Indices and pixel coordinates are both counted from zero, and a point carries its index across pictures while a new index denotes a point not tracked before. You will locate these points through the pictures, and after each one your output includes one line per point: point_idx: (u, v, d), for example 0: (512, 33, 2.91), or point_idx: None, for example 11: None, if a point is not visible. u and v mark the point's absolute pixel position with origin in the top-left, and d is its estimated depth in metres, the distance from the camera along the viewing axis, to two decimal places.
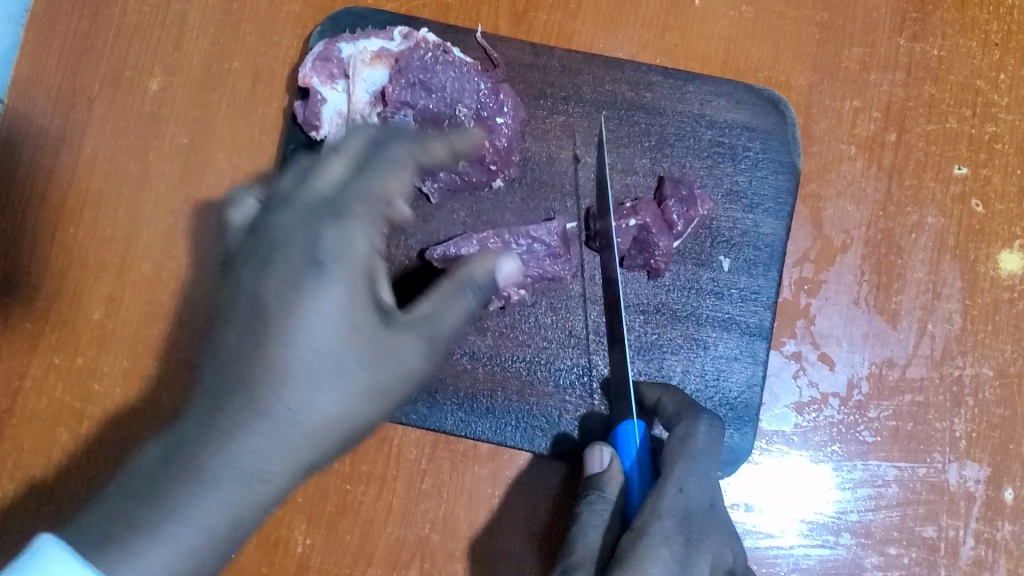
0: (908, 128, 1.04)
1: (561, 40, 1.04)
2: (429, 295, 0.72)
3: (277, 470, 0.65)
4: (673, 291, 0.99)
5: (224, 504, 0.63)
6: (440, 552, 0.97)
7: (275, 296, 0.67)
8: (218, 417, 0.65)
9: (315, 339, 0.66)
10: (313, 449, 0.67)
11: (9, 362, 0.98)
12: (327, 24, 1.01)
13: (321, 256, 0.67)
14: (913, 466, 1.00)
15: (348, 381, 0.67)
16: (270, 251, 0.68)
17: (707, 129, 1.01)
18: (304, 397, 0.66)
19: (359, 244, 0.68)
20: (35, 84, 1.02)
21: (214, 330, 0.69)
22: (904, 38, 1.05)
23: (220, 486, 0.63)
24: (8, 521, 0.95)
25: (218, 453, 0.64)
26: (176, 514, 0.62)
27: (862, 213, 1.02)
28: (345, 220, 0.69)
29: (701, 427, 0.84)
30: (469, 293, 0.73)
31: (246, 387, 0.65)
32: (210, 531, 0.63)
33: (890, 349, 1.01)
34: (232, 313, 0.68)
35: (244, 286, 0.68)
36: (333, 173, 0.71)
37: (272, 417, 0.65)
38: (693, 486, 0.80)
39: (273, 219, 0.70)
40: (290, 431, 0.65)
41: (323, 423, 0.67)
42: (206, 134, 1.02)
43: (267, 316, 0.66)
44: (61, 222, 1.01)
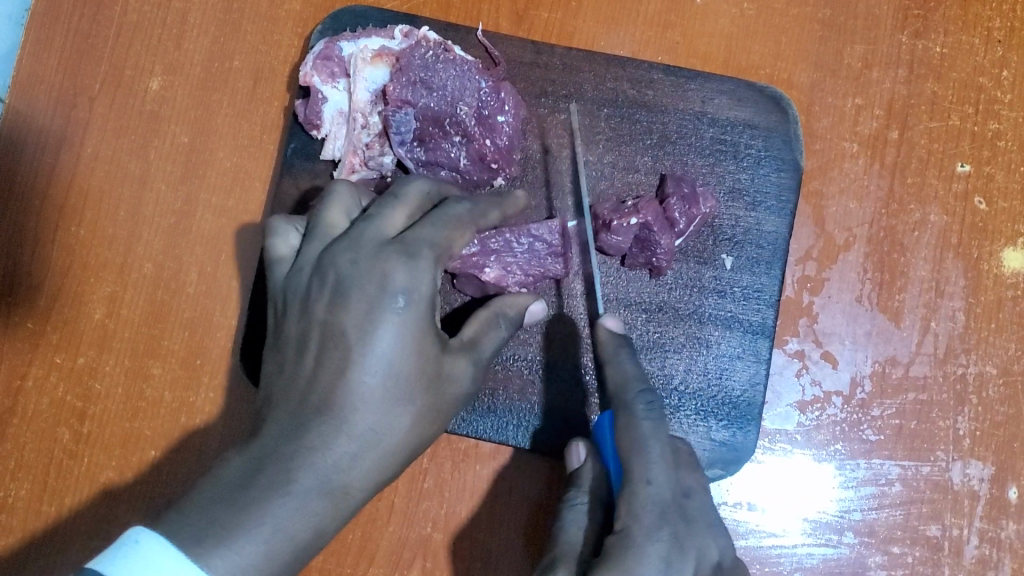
0: (911, 125, 1.03)
1: (562, 38, 1.03)
2: (470, 325, 0.82)
3: (358, 484, 0.71)
4: (675, 289, 0.98)
5: (309, 516, 0.68)
6: (442, 552, 0.97)
7: (352, 327, 0.72)
8: (302, 435, 0.70)
9: (388, 364, 0.72)
10: (384, 464, 0.73)
11: (11, 361, 0.98)
12: (327, 23, 1.00)
13: (395, 289, 0.73)
14: (917, 464, 1.00)
15: (416, 402, 0.74)
16: (339, 284, 0.73)
17: (708, 127, 1.00)
18: (380, 417, 0.72)
19: (427, 279, 0.75)
20: (37, 83, 1.02)
21: (287, 357, 0.75)
22: (906, 35, 1.04)
23: (306, 496, 0.68)
24: (10, 520, 0.95)
25: (305, 466, 0.69)
26: (260, 525, 0.65)
27: (864, 211, 1.02)
28: (415, 258, 0.75)
29: (641, 416, 0.79)
30: (503, 326, 0.84)
31: (328, 408, 0.71)
32: (295, 542, 0.67)
33: (893, 347, 1.01)
34: (307, 341, 0.73)
35: (315, 318, 0.74)
36: (395, 220, 0.79)
37: (354, 438, 0.71)
38: (659, 473, 0.76)
39: (339, 256, 0.75)
40: (369, 448, 0.72)
41: (396, 440, 0.73)
42: (207, 133, 1.02)
43: (345, 344, 0.72)
44: (63, 222, 1.01)
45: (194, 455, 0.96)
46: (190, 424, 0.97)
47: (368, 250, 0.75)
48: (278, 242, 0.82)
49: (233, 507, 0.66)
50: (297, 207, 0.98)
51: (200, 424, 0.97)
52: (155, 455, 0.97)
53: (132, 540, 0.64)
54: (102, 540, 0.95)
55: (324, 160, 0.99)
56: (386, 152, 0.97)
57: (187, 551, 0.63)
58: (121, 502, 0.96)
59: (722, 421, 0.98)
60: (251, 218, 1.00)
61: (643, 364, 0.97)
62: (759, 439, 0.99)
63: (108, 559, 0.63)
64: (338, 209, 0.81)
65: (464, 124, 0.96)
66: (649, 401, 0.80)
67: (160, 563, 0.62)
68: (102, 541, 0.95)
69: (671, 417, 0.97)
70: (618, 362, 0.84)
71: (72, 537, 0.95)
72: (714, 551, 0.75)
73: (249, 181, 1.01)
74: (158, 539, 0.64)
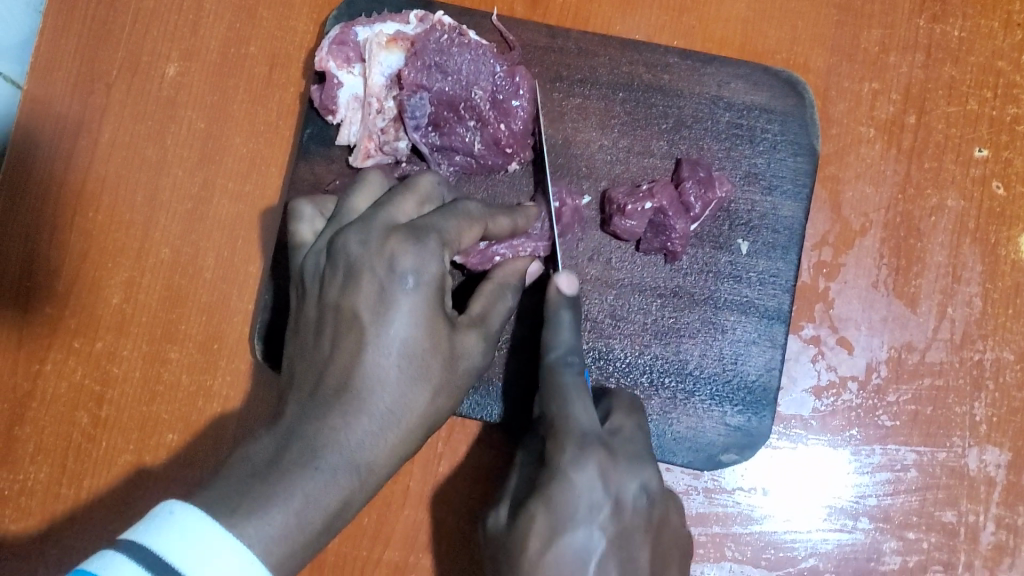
0: (928, 110, 1.03)
1: (577, 23, 1.03)
2: (478, 300, 0.82)
3: (383, 462, 0.73)
4: (690, 274, 0.98)
5: (337, 490, 0.70)
6: (456, 535, 0.97)
7: (365, 310, 0.73)
8: (323, 415, 0.71)
9: (401, 344, 0.73)
10: (406, 441, 0.74)
11: (31, 346, 0.99)
12: (343, 8, 1.01)
13: (403, 270, 0.73)
14: (932, 450, 0.99)
15: (432, 379, 0.75)
16: (350, 268, 0.74)
17: (724, 112, 1.00)
18: (397, 395, 0.73)
19: (435, 261, 0.75)
20: (54, 69, 1.03)
21: (305, 342, 0.76)
22: (924, 19, 1.04)
23: (330, 473, 0.69)
24: (31, 501, 0.96)
25: (326, 444, 0.70)
26: (291, 497, 0.67)
27: (881, 196, 1.02)
28: (422, 241, 0.75)
29: (565, 375, 0.83)
30: (508, 295, 0.84)
31: (347, 390, 0.72)
32: (324, 514, 0.68)
33: (910, 333, 1.00)
34: (323, 324, 0.75)
35: (330, 302, 0.75)
36: (407, 208, 0.79)
37: (375, 417, 0.72)
38: (580, 410, 0.80)
39: (350, 239, 0.75)
40: (390, 425, 0.73)
41: (415, 417, 0.74)
42: (224, 119, 1.02)
43: (359, 326, 0.73)
44: (80, 208, 1.02)
45: (211, 438, 0.97)
46: (206, 408, 0.98)
47: (377, 234, 0.75)
48: (301, 227, 0.84)
49: (264, 482, 0.67)
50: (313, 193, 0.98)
51: (217, 408, 0.98)
52: (173, 438, 0.98)
53: (166, 512, 0.63)
54: (121, 522, 0.96)
55: (339, 145, 0.99)
56: (401, 136, 0.97)
57: (221, 520, 0.63)
58: (139, 485, 0.97)
59: (737, 406, 0.98)
60: (267, 203, 1.01)
61: (658, 348, 0.97)
62: (774, 424, 0.99)
63: (141, 529, 0.62)
64: (362, 196, 0.83)
65: (479, 109, 0.96)
66: (574, 362, 0.84)
67: (198, 533, 0.62)
68: (122, 522, 0.96)
69: (687, 402, 0.97)
70: (557, 325, 0.85)
71: (92, 520, 0.96)
72: (635, 484, 0.78)
73: (265, 167, 1.01)
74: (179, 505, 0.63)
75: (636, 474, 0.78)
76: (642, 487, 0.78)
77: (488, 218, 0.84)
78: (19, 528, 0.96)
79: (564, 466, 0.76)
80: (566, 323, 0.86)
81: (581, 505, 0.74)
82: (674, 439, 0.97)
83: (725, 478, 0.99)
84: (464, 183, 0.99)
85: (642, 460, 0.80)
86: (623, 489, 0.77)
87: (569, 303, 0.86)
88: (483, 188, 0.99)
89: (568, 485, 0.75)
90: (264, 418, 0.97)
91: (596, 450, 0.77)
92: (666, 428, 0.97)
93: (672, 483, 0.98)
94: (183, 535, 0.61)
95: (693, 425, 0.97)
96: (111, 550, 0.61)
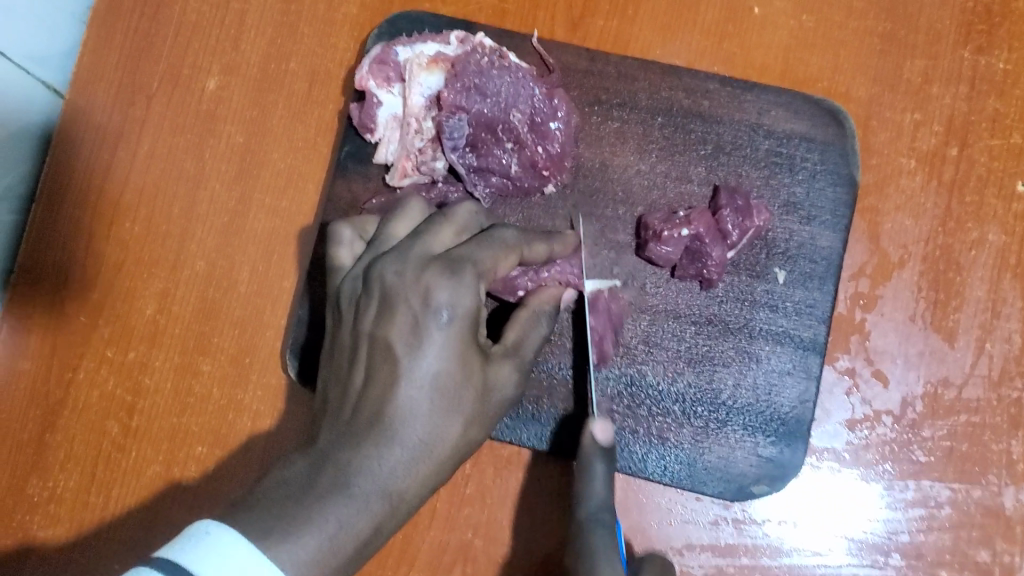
0: (970, 143, 1.01)
1: (617, 46, 1.03)
2: (513, 328, 0.82)
3: (413, 492, 0.72)
4: (726, 302, 0.97)
5: (369, 518, 0.69)
6: (481, 559, 0.96)
7: (399, 342, 0.72)
8: (356, 444, 0.70)
9: (433, 378, 0.72)
10: (438, 473, 0.73)
11: (63, 355, 1.00)
12: (384, 27, 1.01)
13: (438, 304, 0.73)
14: (967, 487, 0.98)
15: (465, 411, 0.74)
16: (385, 299, 0.74)
17: (763, 139, 0.99)
18: (430, 429, 0.72)
19: (470, 295, 0.75)
20: (96, 80, 1.04)
21: (339, 368, 0.76)
22: (968, 50, 1.02)
23: (363, 500, 0.69)
24: (59, 510, 0.97)
25: (360, 471, 0.69)
26: (325, 522, 0.66)
27: (920, 228, 1.00)
28: (458, 274, 0.75)
29: (592, 531, 0.77)
30: (542, 322, 0.85)
31: (380, 421, 0.71)
32: (356, 541, 0.68)
33: (946, 367, 0.99)
34: (358, 352, 0.74)
35: (364, 331, 0.75)
36: (444, 238, 0.80)
37: (407, 448, 0.71)
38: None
39: (386, 268, 0.76)
40: (421, 457, 0.72)
41: (447, 449, 0.74)
42: (262, 134, 1.02)
43: (393, 358, 0.72)
44: (118, 217, 1.02)
45: (240, 452, 0.97)
46: (236, 422, 0.98)
47: (413, 266, 0.75)
48: (341, 250, 0.85)
49: (299, 506, 0.66)
50: (349, 210, 0.99)
51: (247, 423, 0.98)
52: (202, 451, 0.98)
53: (202, 531, 0.62)
54: (147, 533, 0.96)
55: (376, 164, 0.99)
56: (439, 157, 0.98)
57: (257, 543, 0.62)
58: (167, 497, 0.97)
59: (770, 437, 0.97)
60: (303, 219, 1.01)
61: (691, 376, 0.97)
62: (806, 456, 0.98)
63: (176, 548, 0.61)
64: (402, 222, 0.83)
65: (517, 131, 0.96)
66: (608, 520, 0.78)
67: (232, 553, 0.61)
68: (148, 534, 0.96)
69: (719, 431, 0.96)
70: (590, 475, 0.80)
71: (119, 531, 0.96)
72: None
73: (302, 183, 1.02)
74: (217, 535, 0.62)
75: None
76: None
77: (525, 244, 0.84)
78: (47, 535, 0.97)
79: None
80: (599, 474, 0.80)
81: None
82: (705, 469, 0.96)
83: (754, 509, 0.98)
84: (500, 206, 0.99)
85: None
86: None
87: (604, 454, 0.81)
88: (518, 211, 0.99)
89: None
90: (294, 434, 0.97)
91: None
92: (697, 457, 0.96)
93: (701, 512, 0.97)
94: (218, 557, 0.60)
95: (725, 455, 0.96)
96: (144, 567, 0.60)
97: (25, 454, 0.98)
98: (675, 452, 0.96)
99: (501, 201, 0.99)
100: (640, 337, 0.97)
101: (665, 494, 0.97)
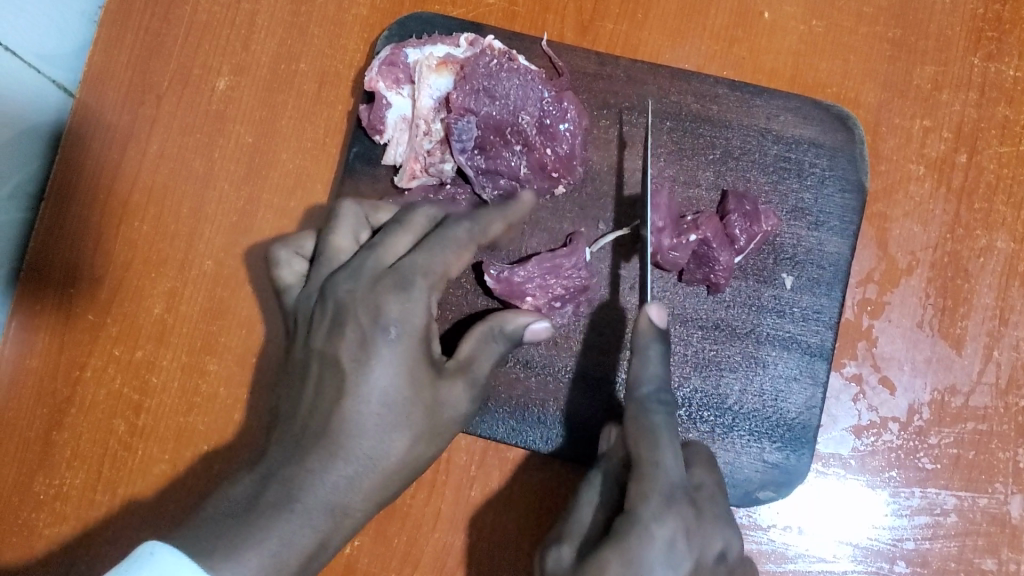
0: (979, 150, 1.01)
1: (626, 50, 1.03)
2: (468, 342, 0.80)
3: (359, 505, 0.73)
4: (733, 307, 0.97)
5: (312, 533, 0.70)
6: (486, 561, 0.96)
7: (347, 357, 0.73)
8: (301, 460, 0.71)
9: (382, 393, 0.73)
10: (383, 486, 0.74)
11: (71, 353, 1.00)
12: (394, 29, 1.01)
13: (386, 319, 0.73)
14: (973, 496, 0.97)
15: (411, 426, 0.74)
16: (338, 314, 0.75)
17: (773, 144, 0.99)
18: (377, 442, 0.73)
19: (419, 309, 0.75)
20: (107, 79, 1.04)
21: (291, 384, 0.76)
22: (978, 57, 1.02)
23: (305, 516, 0.69)
24: (65, 508, 0.97)
25: (307, 486, 0.70)
26: (266, 538, 0.67)
27: (929, 235, 1.00)
28: (406, 288, 0.75)
29: (652, 411, 0.77)
30: (498, 342, 0.81)
31: (328, 437, 0.72)
32: (300, 556, 0.69)
33: (954, 375, 0.99)
34: (307, 369, 0.75)
35: (315, 347, 0.75)
36: (399, 245, 0.79)
37: (352, 463, 0.72)
38: (669, 457, 0.74)
39: (338, 284, 0.76)
40: (367, 471, 0.73)
41: (394, 464, 0.74)
42: (272, 135, 1.03)
43: (341, 373, 0.73)
44: (126, 217, 1.03)
45: (246, 451, 0.97)
46: (243, 422, 0.98)
47: (365, 280, 0.75)
48: (284, 271, 0.83)
49: (244, 523, 0.68)
50: None
51: (254, 423, 0.98)
52: (208, 450, 0.98)
53: (147, 552, 0.65)
54: (152, 533, 0.96)
55: (384, 165, 0.99)
56: (447, 159, 0.98)
57: (199, 560, 0.65)
58: (172, 496, 0.97)
59: (776, 443, 0.96)
60: (312, 220, 1.01)
61: (698, 381, 0.96)
62: (812, 462, 0.98)
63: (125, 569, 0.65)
64: (343, 232, 0.82)
65: (526, 134, 0.96)
66: (664, 400, 0.78)
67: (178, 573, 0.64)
68: (153, 533, 0.96)
69: (725, 436, 0.96)
70: (646, 355, 0.79)
71: (124, 530, 0.96)
72: (717, 549, 0.72)
73: (311, 184, 1.02)
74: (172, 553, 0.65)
75: (721, 535, 0.73)
76: (722, 553, 0.73)
77: (479, 236, 0.82)
78: (51, 533, 0.97)
79: (647, 518, 0.70)
80: (654, 356, 0.80)
81: (660, 562, 0.68)
82: None
83: (760, 515, 0.97)
84: None
85: (727, 522, 0.75)
86: (707, 552, 0.71)
87: (659, 334, 0.80)
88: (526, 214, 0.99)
89: (647, 537, 0.69)
90: None
91: (682, 509, 0.71)
92: None
93: None
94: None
95: (730, 461, 0.96)
96: None
97: (32, 452, 0.98)
98: None
99: None
100: None
101: None
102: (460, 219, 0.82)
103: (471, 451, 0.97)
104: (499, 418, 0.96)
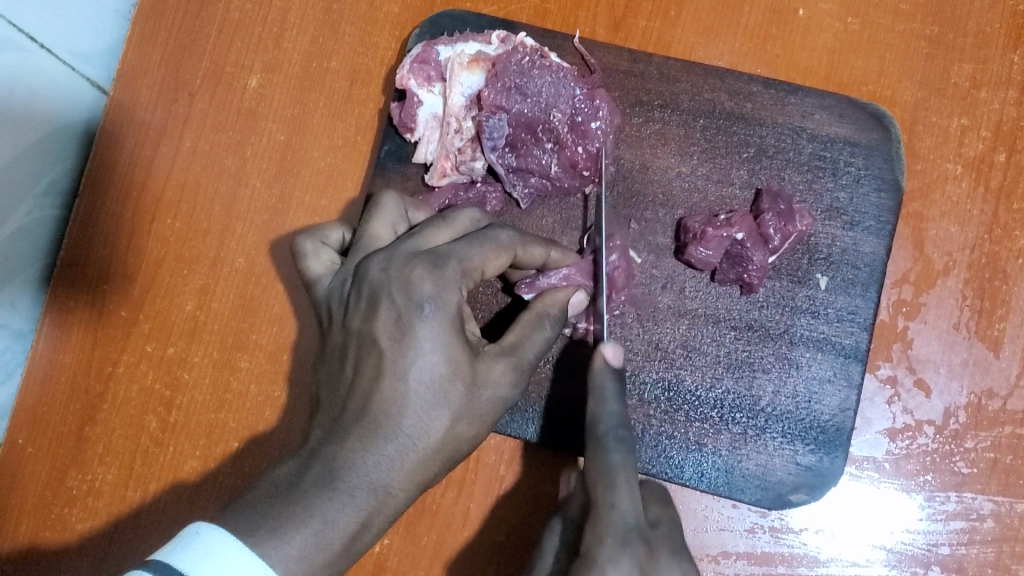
0: (1019, 149, 0.99)
1: (659, 47, 1.02)
2: (513, 330, 0.80)
3: (400, 484, 0.72)
4: (766, 307, 0.96)
5: (355, 511, 0.70)
6: (515, 561, 0.95)
7: (383, 335, 0.73)
8: (344, 438, 0.72)
9: (419, 370, 0.72)
10: (423, 467, 0.73)
11: (103, 349, 1.01)
12: (426, 27, 1.01)
13: (420, 298, 0.73)
14: (1011, 501, 0.96)
15: (451, 405, 0.73)
16: (372, 296, 0.74)
17: (807, 143, 0.98)
18: (417, 420, 0.72)
19: (453, 291, 0.74)
20: (140, 77, 1.05)
21: (331, 376, 0.76)
22: (1019, 54, 1.00)
23: (350, 495, 0.70)
24: (97, 503, 0.98)
25: (352, 465, 0.70)
26: (309, 518, 0.68)
27: (966, 236, 0.99)
28: (440, 268, 0.74)
29: (611, 449, 0.75)
30: (546, 326, 0.81)
31: (370, 416, 0.72)
32: (343, 536, 0.69)
33: (991, 378, 0.97)
34: (345, 352, 0.75)
35: (352, 329, 0.75)
36: (439, 239, 0.80)
37: (392, 441, 0.71)
38: (625, 500, 0.72)
39: (373, 266, 0.76)
40: (407, 450, 0.72)
41: (433, 443, 0.73)
42: (303, 133, 1.03)
43: (378, 351, 0.73)
44: (159, 214, 1.03)
45: (275, 447, 0.97)
46: (273, 419, 0.98)
47: (400, 261, 0.75)
48: (312, 263, 0.83)
49: (285, 505, 0.68)
50: None
51: (284, 419, 0.98)
52: (238, 446, 0.98)
53: (193, 533, 0.65)
54: (182, 526, 0.97)
55: (415, 163, 0.99)
56: (478, 157, 0.97)
57: (243, 540, 0.65)
58: (201, 490, 0.97)
59: (810, 445, 0.95)
60: (342, 218, 1.01)
61: (730, 382, 0.96)
62: (846, 465, 0.96)
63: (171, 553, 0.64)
64: (382, 222, 0.83)
65: (558, 131, 0.95)
66: (621, 437, 0.76)
67: (225, 554, 0.64)
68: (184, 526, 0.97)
69: (757, 438, 0.95)
70: (601, 395, 0.79)
71: (154, 521, 0.97)
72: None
73: (342, 181, 1.02)
74: (219, 530, 0.65)
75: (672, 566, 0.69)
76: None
77: (520, 245, 0.83)
78: (85, 527, 0.98)
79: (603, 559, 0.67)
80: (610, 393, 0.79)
81: None
82: (743, 476, 0.95)
83: (792, 518, 0.96)
84: (538, 206, 0.99)
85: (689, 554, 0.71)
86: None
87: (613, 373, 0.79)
88: (557, 212, 0.98)
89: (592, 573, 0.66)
90: None
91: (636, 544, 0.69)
92: (734, 464, 0.95)
93: (738, 519, 0.96)
94: (207, 554, 0.63)
95: (763, 463, 0.95)
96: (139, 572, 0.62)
97: (65, 448, 0.99)
98: (713, 459, 0.95)
99: (539, 201, 0.99)
100: (685, 336, 0.96)
101: (703, 500, 0.96)
102: (507, 226, 0.83)
103: (500, 449, 0.97)
104: (529, 417, 0.95)
